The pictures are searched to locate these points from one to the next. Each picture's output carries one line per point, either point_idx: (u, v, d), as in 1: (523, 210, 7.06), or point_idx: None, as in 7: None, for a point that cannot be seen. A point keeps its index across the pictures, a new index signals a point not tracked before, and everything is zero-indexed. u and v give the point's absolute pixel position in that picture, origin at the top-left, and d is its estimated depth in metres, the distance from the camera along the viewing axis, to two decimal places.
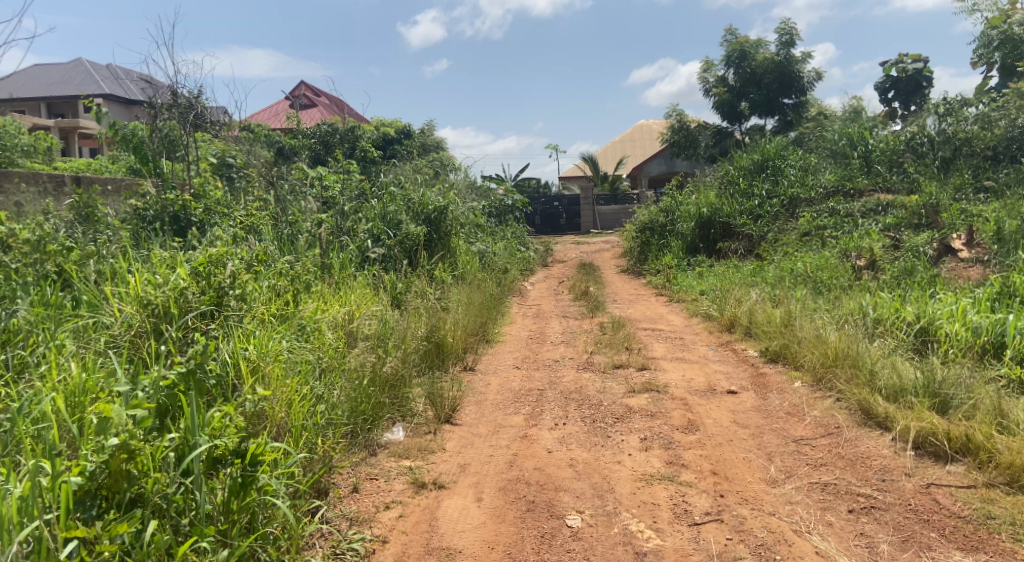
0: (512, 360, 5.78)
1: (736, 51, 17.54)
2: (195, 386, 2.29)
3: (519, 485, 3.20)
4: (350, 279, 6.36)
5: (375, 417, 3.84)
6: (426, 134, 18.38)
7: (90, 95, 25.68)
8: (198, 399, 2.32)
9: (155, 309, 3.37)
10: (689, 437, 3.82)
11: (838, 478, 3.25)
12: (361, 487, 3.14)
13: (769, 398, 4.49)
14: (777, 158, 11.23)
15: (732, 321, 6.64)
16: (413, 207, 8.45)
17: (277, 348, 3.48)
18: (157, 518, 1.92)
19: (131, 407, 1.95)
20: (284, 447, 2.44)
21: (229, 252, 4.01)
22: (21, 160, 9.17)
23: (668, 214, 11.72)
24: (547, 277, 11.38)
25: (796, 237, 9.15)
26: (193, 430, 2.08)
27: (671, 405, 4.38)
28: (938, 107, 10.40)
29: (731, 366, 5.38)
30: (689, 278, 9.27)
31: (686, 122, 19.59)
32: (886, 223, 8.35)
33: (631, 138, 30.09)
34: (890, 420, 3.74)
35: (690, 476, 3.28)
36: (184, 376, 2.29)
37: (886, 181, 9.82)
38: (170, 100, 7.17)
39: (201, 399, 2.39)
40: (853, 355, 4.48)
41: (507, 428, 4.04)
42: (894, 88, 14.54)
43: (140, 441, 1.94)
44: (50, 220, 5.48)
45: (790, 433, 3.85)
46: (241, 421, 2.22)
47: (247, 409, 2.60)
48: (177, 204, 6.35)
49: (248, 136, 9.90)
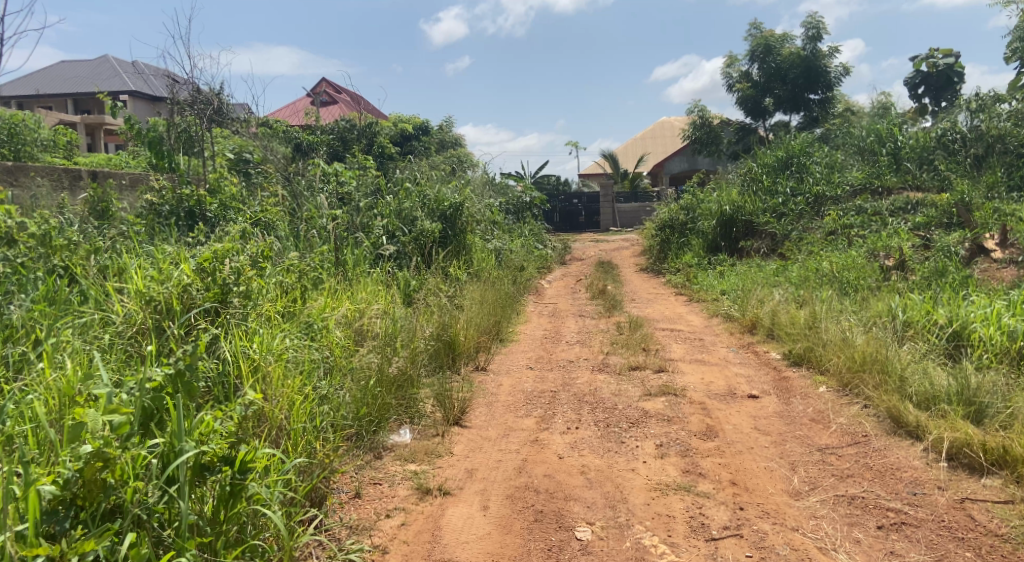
0: (526, 360, 5.64)
1: (761, 46, 17.24)
2: (184, 388, 2.19)
3: (527, 494, 3.07)
4: (363, 276, 6.28)
5: (382, 418, 3.72)
6: (446, 130, 18.29)
7: (115, 91, 26.00)
8: (187, 402, 2.21)
9: (157, 306, 3.30)
10: (708, 443, 3.66)
11: (865, 491, 3.07)
12: (363, 493, 3.03)
13: (792, 404, 4.30)
14: (802, 155, 10.97)
15: (754, 322, 6.45)
16: (429, 204, 8.34)
17: (281, 346, 3.39)
18: (137, 530, 1.84)
19: (110, 412, 1.86)
20: (279, 453, 2.31)
21: (235, 247, 3.92)
22: (42, 156, 9.21)
23: (689, 211, 11.49)
24: (565, 275, 11.23)
25: (820, 236, 8.90)
26: (178, 435, 1.98)
27: (689, 410, 4.22)
28: (970, 103, 10.09)
29: (752, 370, 5.19)
30: (710, 277, 9.06)
31: (709, 118, 19.27)
32: (916, 223, 8.08)
33: (653, 135, 29.76)
34: (921, 429, 3.54)
35: (708, 486, 3.12)
36: (173, 377, 2.19)
37: (915, 179, 9.53)
38: (190, 98, 7.04)
39: (191, 402, 2.28)
40: (882, 359, 4.27)
41: (517, 431, 3.90)
42: (924, 84, 14.13)
43: (119, 448, 1.85)
44: (65, 215, 5.44)
45: (814, 441, 3.68)
46: (231, 426, 2.12)
47: (243, 412, 2.50)
48: (192, 199, 6.30)
49: (266, 130, 9.87)
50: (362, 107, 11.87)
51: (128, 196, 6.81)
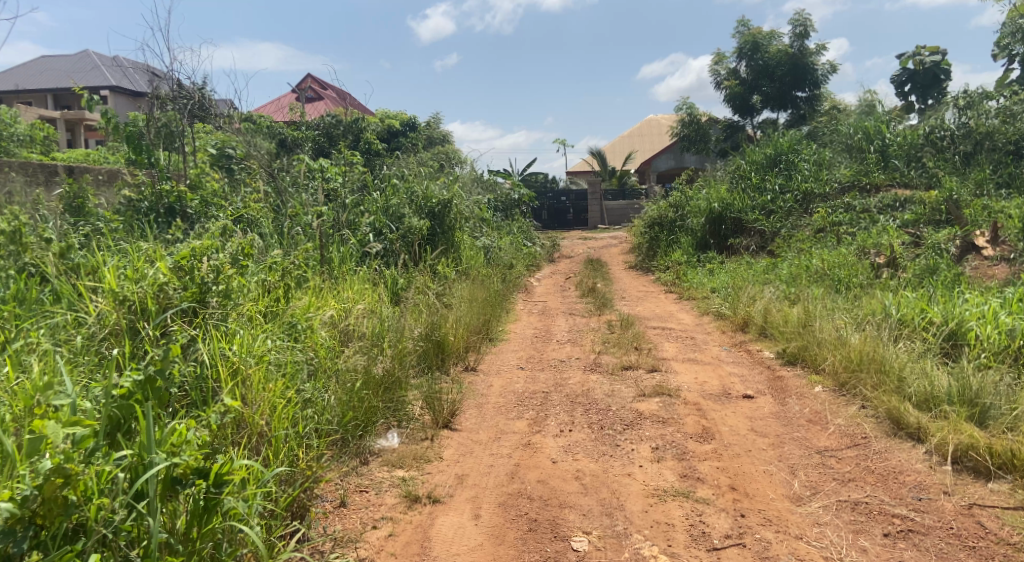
0: (516, 360, 5.52)
1: (748, 43, 17.20)
2: (155, 396, 2.04)
3: (520, 501, 2.95)
4: (348, 274, 6.12)
5: (368, 422, 3.59)
6: (432, 126, 18.09)
7: (96, 85, 25.54)
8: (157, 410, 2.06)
9: (132, 306, 3.13)
10: (705, 446, 3.56)
11: (869, 496, 2.98)
12: (349, 502, 2.90)
13: (788, 404, 4.22)
14: (791, 152, 10.95)
15: (746, 320, 6.37)
16: (416, 200, 8.20)
17: (262, 347, 3.26)
18: (101, 551, 1.70)
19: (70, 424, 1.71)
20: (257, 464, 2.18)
21: (215, 244, 3.76)
22: (18, 150, 8.99)
23: (677, 209, 11.40)
24: (553, 272, 11.10)
25: (810, 233, 8.85)
26: (148, 447, 1.83)
27: (684, 411, 4.12)
28: (958, 101, 10.12)
29: (746, 369, 5.10)
30: (700, 275, 8.99)
31: (696, 114, 19.20)
32: (905, 220, 8.05)
33: (640, 132, 29.71)
34: (924, 431, 3.47)
35: (708, 491, 3.02)
36: (144, 384, 2.05)
37: (904, 175, 9.51)
38: (174, 92, 6.99)
39: (161, 410, 2.13)
40: (879, 359, 4.18)
41: (509, 434, 3.78)
42: (911, 81, 14.15)
43: (82, 463, 1.71)
44: (39, 212, 5.25)
45: (813, 443, 3.59)
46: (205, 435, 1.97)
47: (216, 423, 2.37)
48: (172, 195, 6.11)
49: (250, 126, 9.67)
50: (347, 102, 11.69)
51: (107, 193, 6.61)
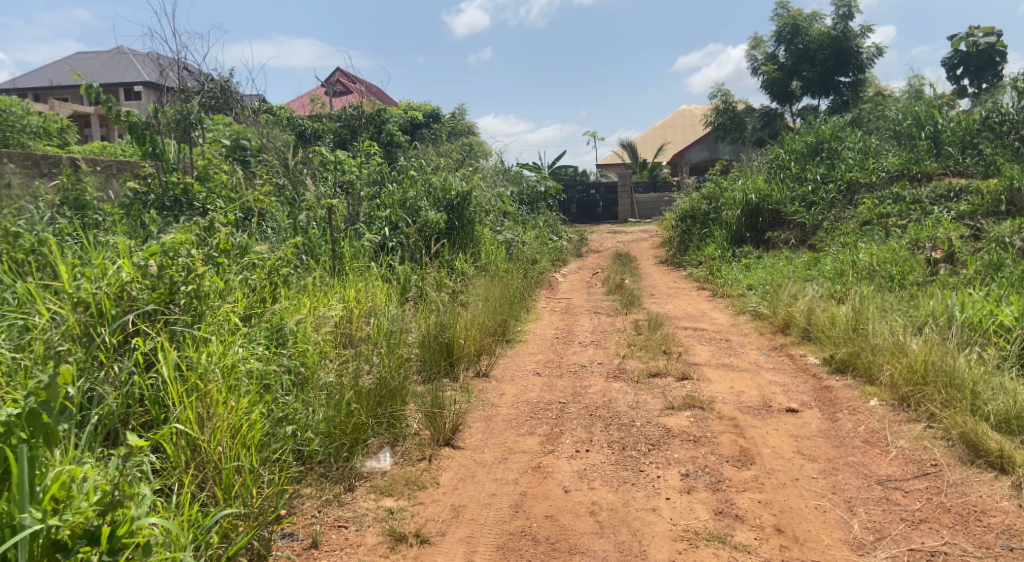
0: (532, 365, 5.05)
1: (788, 27, 16.41)
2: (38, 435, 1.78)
3: (523, 543, 2.51)
4: (357, 270, 5.75)
5: (357, 441, 3.18)
6: (458, 117, 17.67)
7: (129, 81, 25.75)
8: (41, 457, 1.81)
9: (89, 310, 2.72)
10: (744, 473, 3.06)
11: (948, 544, 2.46)
12: (323, 541, 2.50)
13: (839, 421, 3.68)
14: (834, 140, 10.27)
15: (787, 321, 5.82)
16: (434, 193, 7.76)
17: (232, 355, 2.87)
18: None
19: None
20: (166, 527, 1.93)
21: (190, 238, 3.35)
22: (32, 144, 8.76)
23: (712, 201, 10.73)
24: (580, 268, 10.57)
25: (855, 225, 8.20)
26: (20, 504, 1.59)
27: (719, 428, 3.60)
28: (1018, 83, 9.29)
29: (788, 378, 4.55)
30: (735, 270, 8.41)
31: (732, 102, 18.48)
32: (960, 212, 7.42)
33: (672, 123, 28.96)
34: (1009, 461, 2.90)
35: (749, 535, 2.52)
36: (24, 420, 1.78)
37: (958, 164, 8.79)
38: (200, 88, 6.72)
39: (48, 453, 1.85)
40: (948, 369, 3.60)
41: (517, 454, 3.33)
42: (963, 64, 13.21)
43: None
44: (35, 206, 4.95)
45: (872, 470, 3.06)
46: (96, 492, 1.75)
47: (127, 463, 2.14)
48: (179, 186, 5.70)
49: (269, 117, 9.38)
50: (369, 90, 11.27)
51: (110, 185, 6.30)
